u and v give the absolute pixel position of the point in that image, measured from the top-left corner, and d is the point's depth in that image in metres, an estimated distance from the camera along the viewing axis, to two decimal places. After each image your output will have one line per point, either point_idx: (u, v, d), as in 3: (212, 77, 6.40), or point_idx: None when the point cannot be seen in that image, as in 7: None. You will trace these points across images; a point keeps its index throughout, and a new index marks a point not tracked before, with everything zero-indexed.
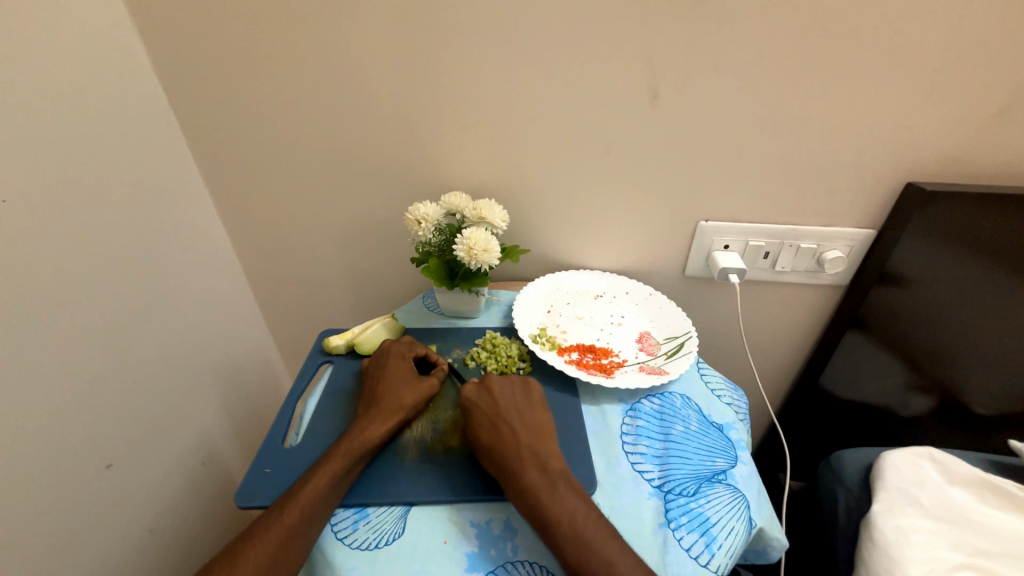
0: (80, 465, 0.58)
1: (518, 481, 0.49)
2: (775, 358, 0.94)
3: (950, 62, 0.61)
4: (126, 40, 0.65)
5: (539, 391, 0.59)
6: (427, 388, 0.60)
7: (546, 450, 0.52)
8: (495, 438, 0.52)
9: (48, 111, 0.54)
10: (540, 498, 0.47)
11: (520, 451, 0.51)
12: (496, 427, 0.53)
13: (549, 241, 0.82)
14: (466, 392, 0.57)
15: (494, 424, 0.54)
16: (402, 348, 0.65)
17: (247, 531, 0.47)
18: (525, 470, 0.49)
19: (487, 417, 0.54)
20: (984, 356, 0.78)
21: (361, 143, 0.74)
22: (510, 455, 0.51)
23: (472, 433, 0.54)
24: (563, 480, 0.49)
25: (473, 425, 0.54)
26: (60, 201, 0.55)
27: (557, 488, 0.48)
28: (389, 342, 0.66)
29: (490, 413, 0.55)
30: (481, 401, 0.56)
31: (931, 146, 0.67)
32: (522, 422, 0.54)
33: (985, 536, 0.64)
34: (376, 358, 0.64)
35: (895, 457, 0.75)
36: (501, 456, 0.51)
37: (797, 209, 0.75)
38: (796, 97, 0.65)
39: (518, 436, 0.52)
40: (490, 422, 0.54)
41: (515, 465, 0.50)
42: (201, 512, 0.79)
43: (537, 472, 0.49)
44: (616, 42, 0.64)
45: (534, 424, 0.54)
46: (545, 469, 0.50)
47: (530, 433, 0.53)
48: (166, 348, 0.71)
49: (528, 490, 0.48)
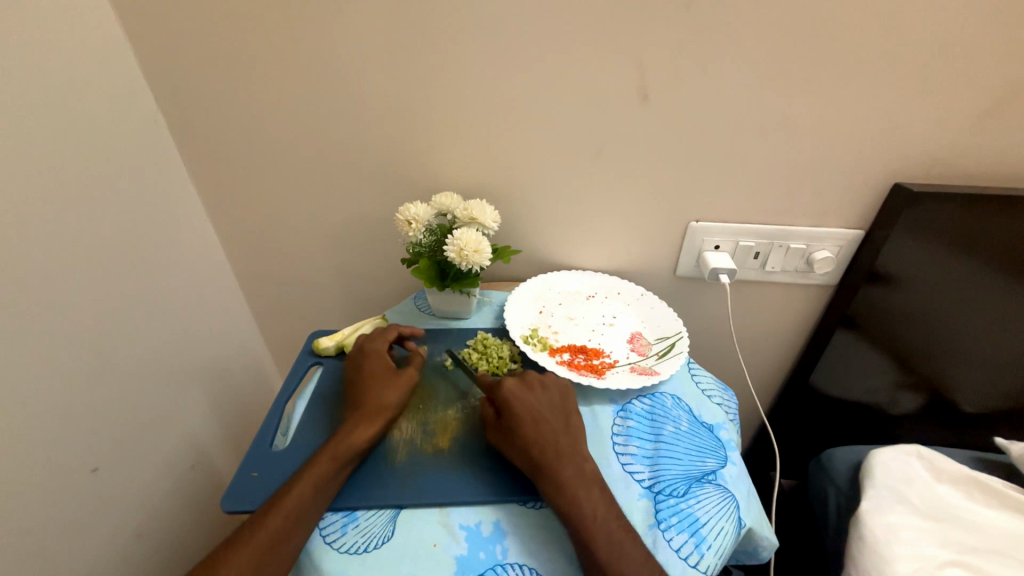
0: (66, 470, 0.57)
1: (557, 476, 0.49)
2: (765, 358, 0.94)
3: (936, 65, 0.62)
4: (112, 39, 0.64)
5: (575, 398, 0.58)
6: (407, 383, 0.60)
7: (583, 453, 0.52)
8: (538, 436, 0.52)
9: (34, 111, 0.53)
10: (578, 494, 0.48)
11: (559, 451, 0.51)
12: (538, 425, 0.53)
13: (541, 242, 0.82)
14: (508, 388, 0.56)
15: (537, 423, 0.53)
16: (380, 346, 0.64)
17: (232, 537, 0.46)
18: (563, 468, 0.50)
19: (530, 414, 0.54)
20: (973, 354, 0.79)
21: (350, 144, 0.74)
22: (550, 453, 0.51)
23: (513, 428, 0.53)
24: (598, 484, 0.50)
25: (515, 416, 0.53)
26: (45, 203, 0.55)
27: (593, 489, 0.49)
28: (365, 340, 0.65)
29: (531, 411, 0.54)
30: (523, 399, 0.55)
31: (918, 148, 0.68)
32: (558, 422, 0.54)
33: (972, 533, 0.65)
34: (356, 359, 0.63)
35: (885, 455, 0.75)
36: (541, 453, 0.51)
37: (787, 209, 0.75)
38: (786, 98, 0.66)
39: (560, 438, 0.53)
40: (531, 419, 0.53)
41: (554, 463, 0.50)
42: (189, 516, 0.79)
43: (574, 470, 0.50)
44: (607, 43, 0.64)
45: (572, 427, 0.55)
46: (583, 471, 0.50)
47: (571, 435, 0.54)
48: (153, 350, 0.70)
49: (569, 485, 0.48)
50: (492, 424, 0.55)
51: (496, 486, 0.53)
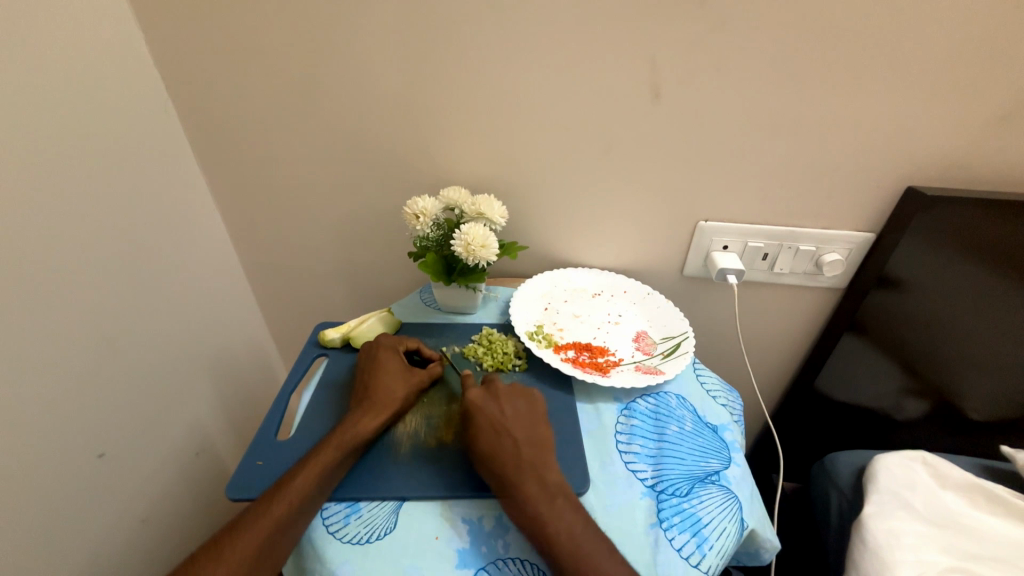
0: (72, 456, 0.58)
1: (518, 493, 0.48)
2: (771, 359, 0.94)
3: (953, 67, 0.61)
4: (123, 26, 0.64)
5: (541, 401, 0.58)
6: (416, 380, 0.60)
7: (546, 461, 0.52)
8: (497, 447, 0.52)
9: (43, 99, 0.53)
10: (540, 510, 0.47)
11: (519, 463, 0.51)
12: (499, 437, 0.53)
13: (548, 238, 0.82)
14: (472, 397, 0.56)
15: (497, 433, 0.53)
16: (393, 342, 0.64)
17: (234, 523, 0.47)
18: (525, 483, 0.49)
19: (490, 424, 0.54)
20: (981, 363, 0.78)
21: (360, 136, 0.74)
22: (510, 465, 0.50)
23: (472, 441, 0.53)
24: (562, 493, 0.49)
25: (476, 429, 0.53)
26: (54, 190, 0.55)
27: (556, 500, 0.48)
28: (379, 336, 0.65)
29: (493, 422, 0.54)
30: (489, 409, 0.55)
31: (933, 152, 0.67)
32: (524, 432, 0.54)
33: (976, 541, 0.65)
34: (368, 351, 0.64)
35: (889, 460, 0.75)
36: (501, 466, 0.50)
37: (798, 211, 0.75)
38: (800, 98, 0.65)
39: (520, 450, 0.52)
40: (493, 429, 0.53)
41: (515, 477, 0.50)
42: (194, 502, 0.80)
43: (537, 484, 0.49)
44: (620, 39, 0.63)
45: (540, 437, 0.54)
46: (545, 483, 0.49)
47: (534, 446, 0.53)
48: (160, 337, 0.71)
49: (531, 502, 0.48)
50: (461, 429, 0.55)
51: (481, 484, 0.52)
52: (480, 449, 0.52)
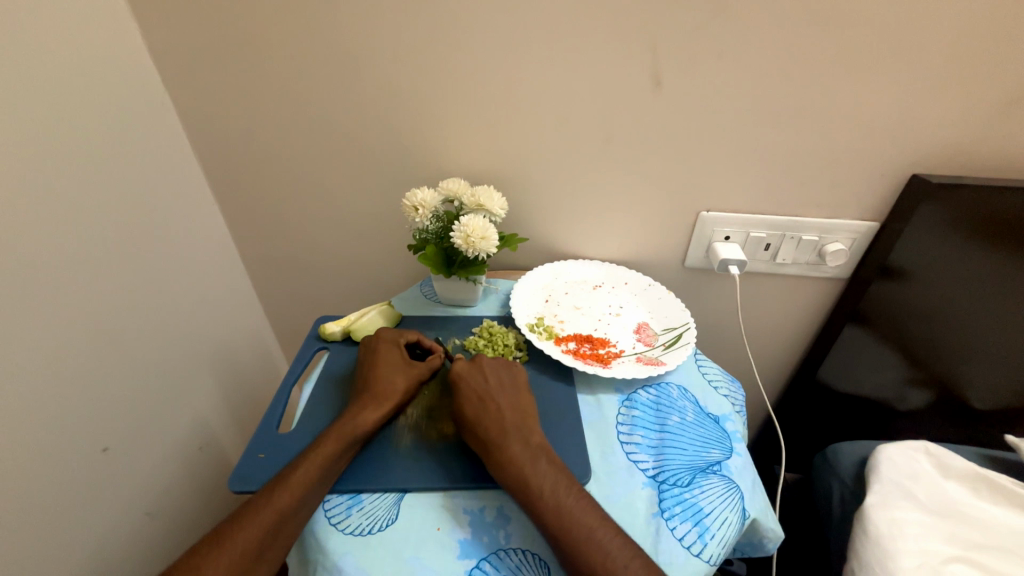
0: (77, 450, 0.58)
1: (502, 454, 0.49)
2: (774, 350, 0.93)
3: (959, 52, 0.60)
4: (119, 18, 0.63)
5: (524, 372, 0.60)
6: (417, 374, 0.59)
7: (529, 426, 0.53)
8: (481, 413, 0.53)
9: (40, 94, 0.53)
10: (525, 470, 0.48)
11: (503, 426, 0.52)
12: (483, 403, 0.54)
13: (549, 230, 0.81)
14: (458, 368, 0.58)
15: (482, 401, 0.54)
16: (393, 335, 0.64)
17: (235, 514, 0.47)
18: (509, 444, 0.50)
19: (475, 392, 0.55)
20: (985, 352, 0.78)
21: (359, 129, 0.74)
22: (495, 430, 0.51)
23: (458, 406, 0.54)
24: (545, 454, 0.50)
25: (461, 398, 0.55)
26: (54, 186, 0.55)
27: (539, 462, 0.49)
28: (380, 329, 0.65)
29: (475, 389, 0.56)
30: (473, 380, 0.57)
31: (938, 139, 0.66)
32: (509, 399, 0.55)
33: (978, 530, 0.65)
34: (368, 344, 0.63)
35: (892, 450, 0.74)
36: (487, 431, 0.51)
37: (801, 201, 0.74)
38: (802, 86, 0.64)
39: (504, 415, 0.53)
40: (476, 396, 0.55)
41: (500, 440, 0.50)
42: (199, 495, 0.80)
43: (521, 445, 0.50)
44: (621, 26, 0.63)
45: (523, 406, 0.55)
46: (529, 444, 0.51)
47: (518, 412, 0.54)
48: (162, 332, 0.71)
49: (514, 462, 0.49)
50: None
51: (480, 472, 0.53)
52: (465, 414, 0.53)
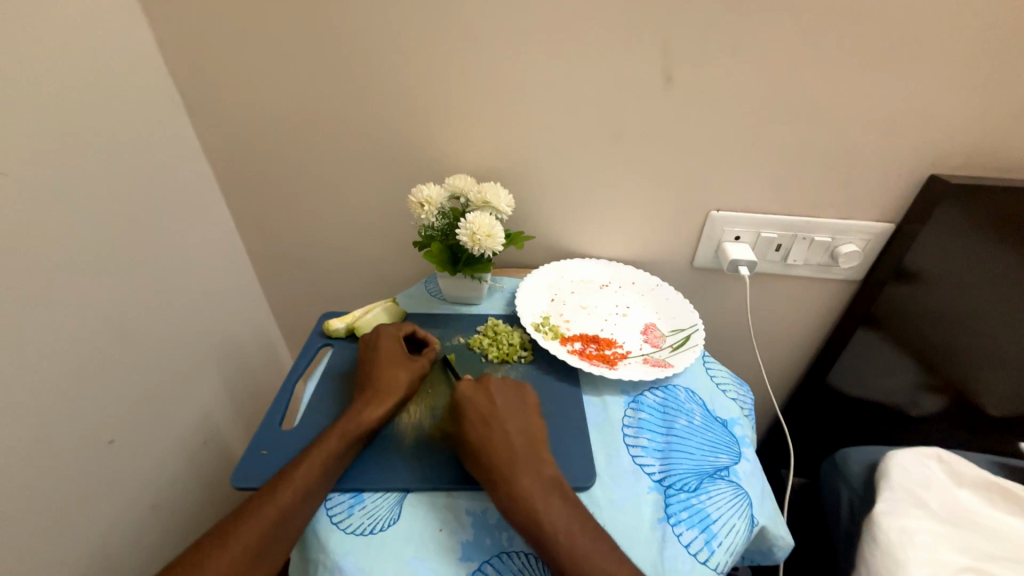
0: (82, 443, 0.58)
1: (512, 487, 0.47)
2: (783, 353, 0.92)
3: (982, 49, 0.58)
4: (127, 10, 0.63)
5: (533, 394, 0.56)
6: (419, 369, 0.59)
7: (540, 456, 0.50)
8: (488, 440, 0.50)
9: (48, 85, 0.53)
10: (536, 506, 0.46)
11: (513, 455, 0.49)
12: (491, 429, 0.51)
13: (555, 228, 0.80)
14: (462, 390, 0.55)
15: (490, 426, 0.51)
16: (393, 331, 0.63)
17: (237, 511, 0.46)
18: (519, 476, 0.48)
19: (482, 416, 0.52)
20: (1002, 358, 0.76)
21: (366, 123, 0.73)
22: (505, 460, 0.49)
23: (464, 431, 0.51)
24: (557, 489, 0.48)
25: (467, 423, 0.52)
26: (61, 177, 0.54)
27: (552, 497, 0.47)
28: (380, 325, 0.65)
29: (483, 415, 0.52)
30: (479, 402, 0.53)
31: (958, 138, 0.64)
32: (518, 426, 0.52)
33: (991, 540, 0.63)
34: (367, 340, 0.63)
35: (903, 457, 0.73)
36: (495, 461, 0.49)
37: (814, 201, 0.73)
38: (818, 83, 0.63)
39: (513, 444, 0.50)
40: (483, 422, 0.52)
41: (510, 471, 0.48)
42: (203, 489, 0.80)
43: (532, 479, 0.48)
44: (633, 21, 0.61)
45: (532, 432, 0.52)
46: (541, 477, 0.48)
47: (528, 440, 0.51)
48: (168, 326, 0.71)
49: (525, 497, 0.46)
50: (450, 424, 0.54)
51: None
52: (472, 442, 0.50)
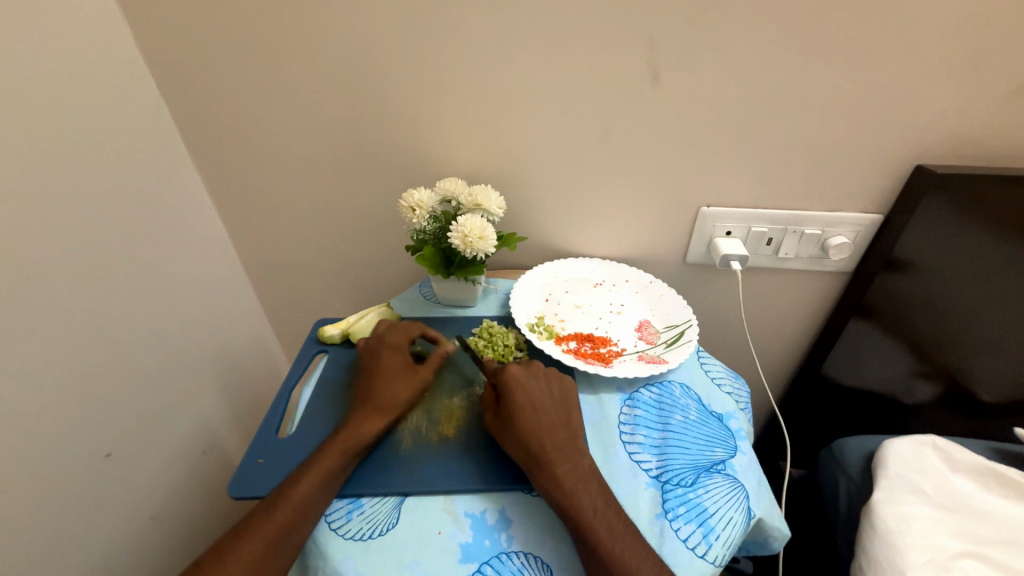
0: (80, 456, 0.58)
1: (553, 470, 0.49)
2: (778, 346, 0.92)
3: (962, 40, 0.59)
4: (112, 24, 0.63)
5: (574, 387, 0.58)
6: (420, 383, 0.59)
7: (578, 446, 0.52)
8: (535, 426, 0.51)
9: (33, 99, 0.53)
10: (569, 492, 0.47)
11: (554, 440, 0.51)
12: (538, 415, 0.52)
13: (548, 229, 0.81)
14: (513, 373, 0.56)
15: (536, 412, 0.53)
16: (396, 338, 0.63)
17: (234, 530, 0.46)
18: (559, 462, 0.49)
19: (530, 402, 0.53)
20: (995, 345, 0.77)
21: (355, 130, 0.73)
22: (549, 444, 0.50)
23: (512, 413, 0.52)
24: (596, 478, 0.49)
25: (517, 407, 0.53)
26: (50, 192, 0.54)
27: (591, 483, 0.48)
28: (382, 330, 0.64)
29: (531, 398, 0.54)
30: (522, 386, 0.55)
31: (942, 129, 0.65)
32: (558, 416, 0.54)
33: (987, 525, 0.64)
34: (371, 348, 0.62)
35: (900, 445, 0.74)
36: (540, 445, 0.50)
37: (802, 195, 0.73)
38: (802, 78, 0.63)
39: (556, 430, 0.52)
40: (531, 407, 0.53)
41: (552, 454, 0.50)
42: (204, 500, 0.80)
43: (569, 465, 0.49)
44: (618, 21, 0.62)
45: (572, 421, 0.54)
46: (579, 465, 0.50)
47: (569, 429, 0.53)
48: (163, 338, 0.71)
49: (565, 480, 0.48)
50: (490, 407, 0.55)
51: (504, 475, 0.52)
52: (520, 426, 0.51)
